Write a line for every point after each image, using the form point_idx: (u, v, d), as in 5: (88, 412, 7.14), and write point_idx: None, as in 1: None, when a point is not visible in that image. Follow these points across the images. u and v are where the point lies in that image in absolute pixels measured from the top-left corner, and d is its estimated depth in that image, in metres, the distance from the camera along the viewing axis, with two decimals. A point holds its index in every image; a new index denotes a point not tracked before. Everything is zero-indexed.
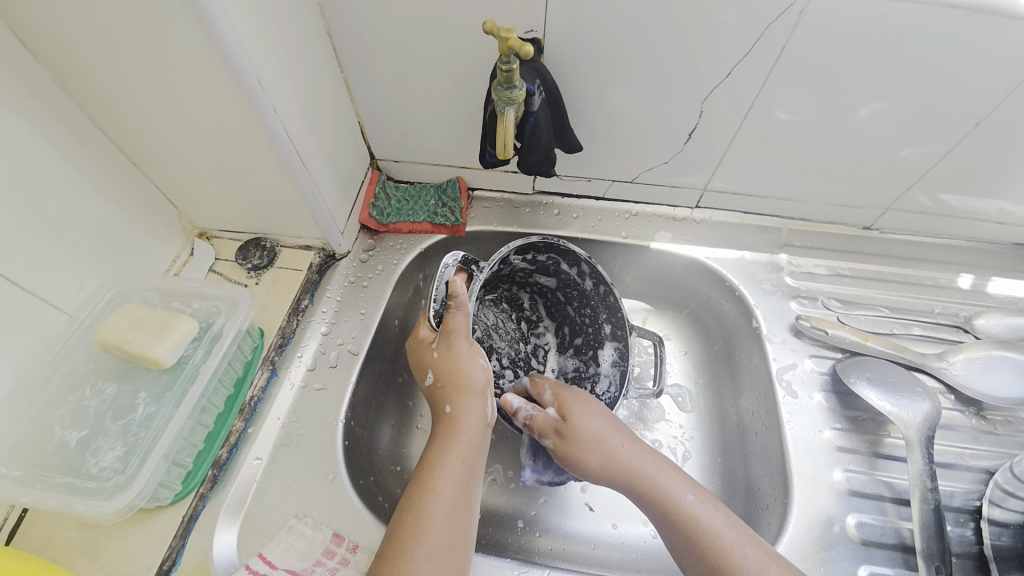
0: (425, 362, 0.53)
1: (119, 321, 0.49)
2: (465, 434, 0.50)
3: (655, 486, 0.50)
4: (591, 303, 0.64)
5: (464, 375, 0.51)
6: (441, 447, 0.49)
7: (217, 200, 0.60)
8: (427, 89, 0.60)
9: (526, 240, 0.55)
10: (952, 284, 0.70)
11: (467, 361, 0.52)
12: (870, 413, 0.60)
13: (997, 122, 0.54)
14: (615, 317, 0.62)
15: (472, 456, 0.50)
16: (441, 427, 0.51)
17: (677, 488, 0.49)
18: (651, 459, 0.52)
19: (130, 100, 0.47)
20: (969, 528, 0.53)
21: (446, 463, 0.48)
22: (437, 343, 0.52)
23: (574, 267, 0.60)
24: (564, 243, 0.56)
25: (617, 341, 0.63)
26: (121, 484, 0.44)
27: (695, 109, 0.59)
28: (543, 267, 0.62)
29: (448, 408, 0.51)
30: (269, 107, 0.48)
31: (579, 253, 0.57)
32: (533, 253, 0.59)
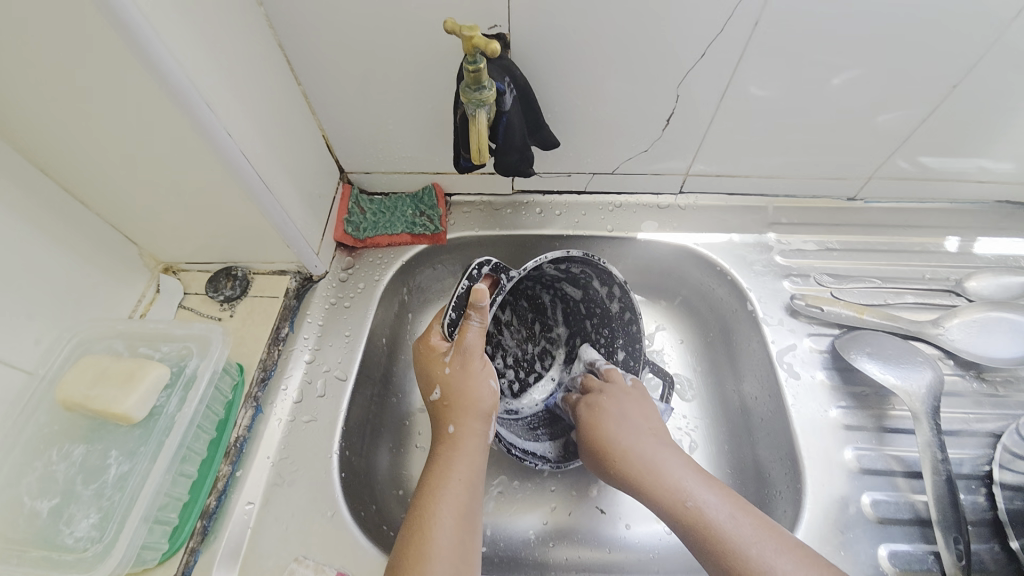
0: (431, 378, 0.51)
1: (81, 376, 0.46)
2: (471, 454, 0.48)
3: (660, 491, 0.47)
4: (610, 324, 0.63)
5: (475, 397, 0.50)
6: (442, 468, 0.47)
7: (178, 233, 0.56)
8: (392, 95, 0.57)
9: (565, 253, 0.52)
10: (939, 248, 0.70)
11: (474, 380, 0.50)
12: (872, 387, 0.60)
13: (973, 82, 0.54)
14: (632, 346, 0.62)
15: (474, 477, 0.47)
16: (442, 449, 0.49)
17: (681, 490, 0.47)
18: (653, 463, 0.49)
19: (66, 135, 0.43)
20: (980, 494, 0.53)
21: (447, 487, 0.45)
22: (450, 358, 0.50)
23: (605, 286, 0.58)
24: (602, 262, 0.54)
25: (627, 371, 0.63)
26: (100, 552, 0.41)
27: (671, 94, 0.57)
28: (573, 276, 0.59)
29: (451, 429, 0.49)
30: (221, 130, 0.44)
31: (615, 273, 0.56)
32: (566, 265, 0.56)
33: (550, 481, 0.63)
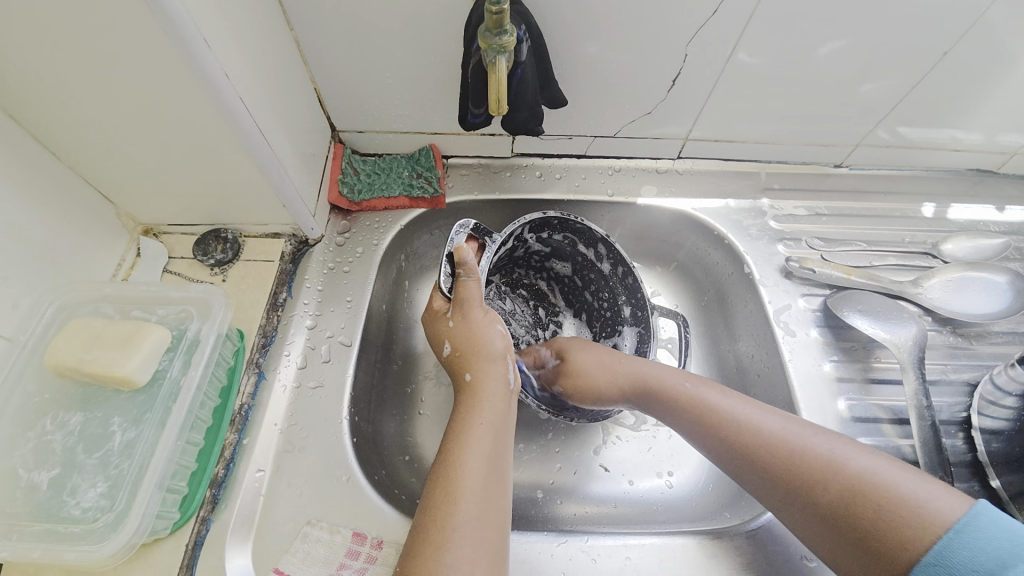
0: (440, 332, 0.52)
1: (72, 340, 0.43)
2: (492, 398, 0.47)
3: (662, 379, 0.52)
4: (609, 284, 0.63)
5: (482, 342, 0.50)
6: (463, 415, 0.46)
7: (164, 190, 0.53)
8: (390, 46, 0.54)
9: (542, 214, 0.56)
10: (917, 213, 0.74)
11: (483, 328, 0.50)
12: (861, 342, 0.63)
13: (964, 51, 0.55)
14: (635, 298, 0.61)
15: (499, 422, 0.46)
16: (463, 396, 0.48)
17: (674, 380, 0.51)
18: (651, 362, 0.54)
19: (37, 73, 0.39)
20: (959, 438, 0.58)
21: (471, 432, 0.44)
22: (452, 313, 0.51)
23: (591, 247, 0.61)
24: (580, 220, 0.57)
25: (638, 324, 0.61)
26: (112, 523, 0.39)
27: (679, 53, 0.56)
28: (562, 247, 0.63)
29: (468, 376, 0.49)
30: (219, 71, 0.41)
31: (598, 232, 0.58)
32: (548, 232, 0.61)
33: (554, 442, 0.65)
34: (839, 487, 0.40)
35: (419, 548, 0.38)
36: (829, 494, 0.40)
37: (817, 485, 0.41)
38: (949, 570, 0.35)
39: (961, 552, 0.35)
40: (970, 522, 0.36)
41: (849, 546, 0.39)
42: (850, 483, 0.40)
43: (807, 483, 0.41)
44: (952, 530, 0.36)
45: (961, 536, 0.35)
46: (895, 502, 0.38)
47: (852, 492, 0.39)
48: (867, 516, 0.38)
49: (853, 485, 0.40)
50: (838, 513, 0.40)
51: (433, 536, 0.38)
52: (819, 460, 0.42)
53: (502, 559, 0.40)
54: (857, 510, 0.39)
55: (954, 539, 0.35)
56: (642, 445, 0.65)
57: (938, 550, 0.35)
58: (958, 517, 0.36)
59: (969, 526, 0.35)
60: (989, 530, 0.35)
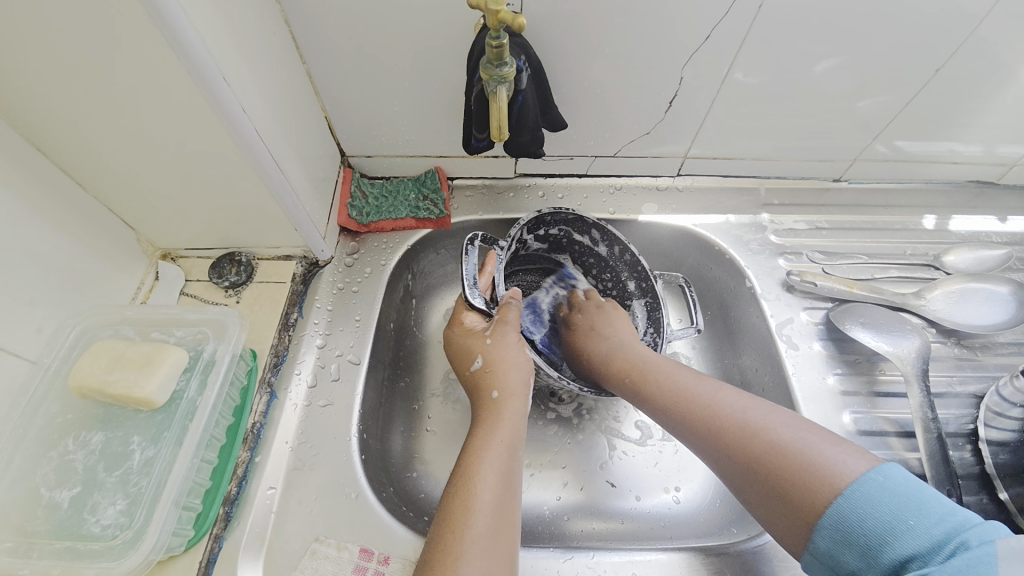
0: (474, 346, 0.53)
1: (95, 362, 0.45)
2: (516, 420, 0.49)
3: (618, 359, 0.55)
4: (611, 265, 0.65)
5: (513, 365, 0.52)
6: (485, 431, 0.48)
7: (182, 217, 0.55)
8: (398, 76, 0.57)
9: (536, 210, 0.58)
10: (918, 225, 0.74)
11: (509, 350, 0.52)
12: (865, 354, 0.64)
13: (954, 68, 0.57)
14: (636, 270, 0.63)
15: (517, 443, 0.47)
16: (486, 412, 0.49)
17: (630, 359, 0.55)
18: (618, 343, 0.57)
19: (69, 111, 0.42)
20: (966, 451, 0.57)
21: (490, 448, 0.46)
22: (491, 330, 0.53)
23: (586, 235, 0.63)
24: (575, 209, 0.59)
25: (643, 296, 0.64)
26: (130, 540, 0.40)
27: (675, 76, 0.58)
28: (561, 245, 0.65)
29: (495, 394, 0.50)
30: (236, 106, 0.43)
31: (592, 218, 0.60)
32: (545, 229, 0.62)
33: (560, 458, 0.65)
34: (755, 449, 0.42)
35: (437, 559, 0.39)
36: (749, 455, 0.42)
37: (738, 447, 0.43)
38: (842, 533, 0.35)
39: (853, 518, 0.35)
40: (868, 488, 0.35)
41: (766, 506, 0.40)
42: (764, 446, 0.41)
43: (729, 446, 0.43)
44: (844, 495, 0.36)
45: (850, 501, 0.35)
46: (803, 463, 0.39)
47: (768, 453, 0.41)
48: (778, 476, 0.39)
49: (763, 448, 0.41)
50: (750, 475, 0.41)
51: (450, 548, 0.39)
52: (743, 425, 0.43)
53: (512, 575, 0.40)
54: (770, 470, 0.40)
55: (843, 504, 0.36)
56: (648, 459, 0.65)
57: (837, 513, 0.36)
58: (849, 483, 0.36)
59: (862, 491, 0.35)
60: (880, 496, 0.35)
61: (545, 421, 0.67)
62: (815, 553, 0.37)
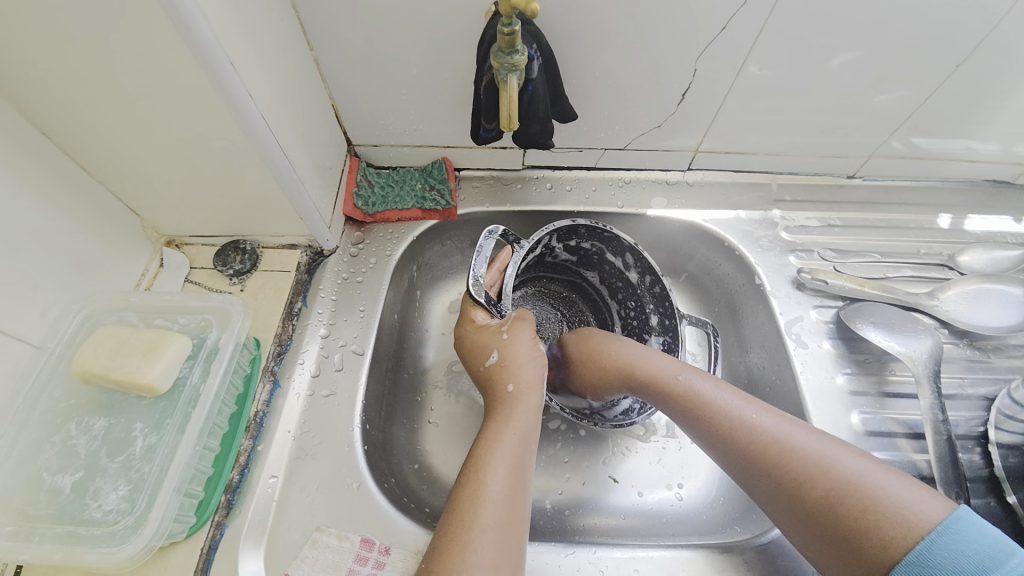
0: (488, 341, 0.53)
1: (98, 347, 0.45)
2: (530, 414, 0.48)
3: (654, 372, 0.52)
4: (637, 294, 0.64)
5: (526, 360, 0.51)
6: (500, 422, 0.47)
7: (187, 203, 0.55)
8: (406, 64, 0.56)
9: (570, 221, 0.57)
10: (932, 224, 0.73)
11: (525, 346, 0.52)
12: (875, 355, 0.63)
13: (975, 64, 0.55)
14: (663, 307, 0.61)
15: (530, 436, 0.47)
16: (501, 406, 0.49)
17: (669, 374, 0.52)
18: (652, 356, 0.54)
19: (73, 94, 0.41)
20: (976, 453, 0.57)
21: (503, 439, 0.45)
22: (507, 326, 0.53)
23: (619, 256, 0.62)
24: (609, 229, 0.57)
25: (665, 333, 0.62)
26: (132, 526, 0.40)
27: (689, 68, 0.57)
28: (589, 257, 0.64)
29: (511, 387, 0.50)
30: (242, 91, 0.43)
31: (626, 240, 0.58)
32: (576, 240, 0.62)
33: (563, 452, 0.65)
34: (825, 488, 0.40)
35: (446, 545, 0.38)
36: (815, 494, 0.40)
37: (802, 485, 0.41)
38: (929, 571, 0.34)
39: (942, 555, 0.34)
40: (953, 526, 0.35)
41: (833, 547, 0.39)
42: (834, 485, 0.40)
43: (793, 483, 0.41)
44: (934, 532, 0.35)
45: (942, 538, 0.34)
46: (881, 506, 0.37)
47: (839, 494, 0.39)
48: (851, 518, 0.38)
49: (836, 484, 0.40)
50: (821, 514, 0.40)
51: (461, 536, 0.39)
52: (806, 461, 0.42)
53: (519, 566, 0.39)
54: (842, 512, 0.38)
55: (936, 541, 0.34)
56: (652, 456, 0.65)
57: (923, 552, 0.34)
58: (942, 520, 0.35)
59: (952, 528, 0.35)
60: (970, 535, 0.34)
61: (549, 416, 0.66)
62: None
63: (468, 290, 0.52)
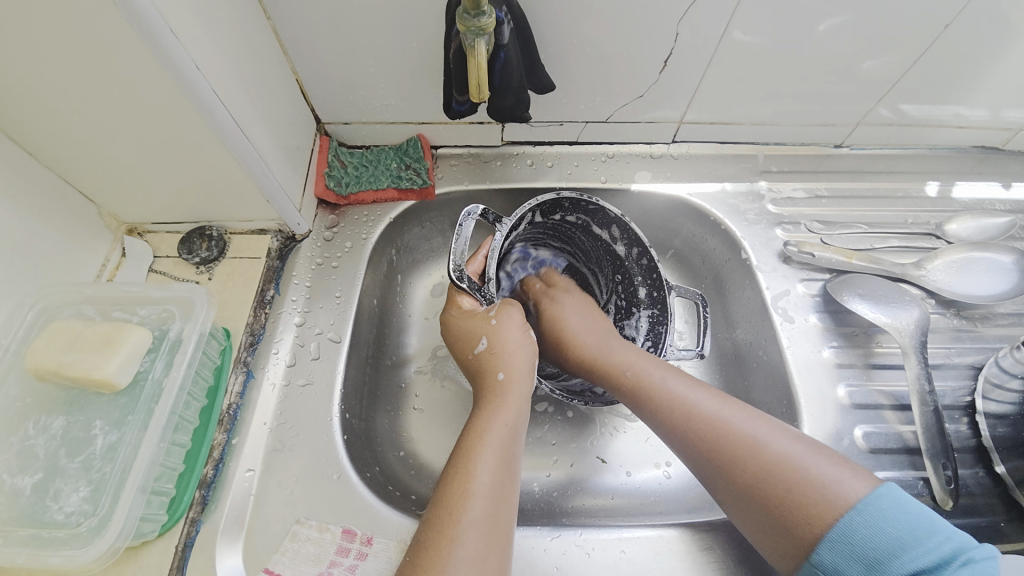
0: (478, 328, 0.51)
1: (51, 343, 0.43)
2: (520, 404, 0.47)
3: (605, 357, 0.52)
4: (624, 266, 0.62)
5: (517, 348, 0.50)
6: (489, 412, 0.46)
7: (146, 190, 0.52)
8: (371, 34, 0.52)
9: (555, 193, 0.54)
10: (920, 193, 0.71)
11: (515, 333, 0.51)
12: (862, 327, 0.62)
13: (964, 24, 0.53)
14: (650, 278, 0.59)
15: (519, 426, 0.46)
16: (490, 395, 0.48)
17: (617, 358, 0.51)
18: (606, 339, 0.54)
19: (7, 74, 0.38)
20: (963, 423, 0.57)
21: (493, 430, 0.44)
22: (495, 311, 0.52)
23: (605, 229, 0.60)
24: (593, 200, 0.55)
25: (653, 307, 0.60)
26: (95, 527, 0.39)
27: (671, 32, 0.54)
28: (576, 229, 0.62)
29: (501, 375, 0.49)
30: (188, 62, 0.39)
31: (614, 213, 0.56)
32: (559, 214, 0.59)
33: (550, 434, 0.64)
34: (756, 468, 0.40)
35: (433, 540, 0.37)
36: (747, 474, 0.41)
37: (736, 464, 0.41)
38: (852, 545, 0.36)
39: (863, 531, 0.36)
40: (874, 503, 0.36)
41: (758, 521, 0.40)
42: (765, 465, 0.40)
43: (725, 458, 0.42)
44: (853, 509, 0.37)
45: (863, 515, 0.36)
46: (807, 485, 0.38)
47: (769, 474, 0.40)
48: (779, 497, 0.39)
49: (767, 464, 0.40)
50: (749, 491, 0.40)
51: (447, 529, 0.38)
52: (740, 441, 0.42)
53: (508, 559, 0.38)
54: (771, 491, 0.39)
55: (857, 517, 0.36)
56: (640, 435, 0.64)
57: (842, 529, 0.36)
58: (863, 498, 0.37)
59: (872, 506, 0.36)
60: (891, 513, 0.36)
61: (535, 399, 0.66)
62: (814, 564, 0.37)
63: (451, 273, 0.49)
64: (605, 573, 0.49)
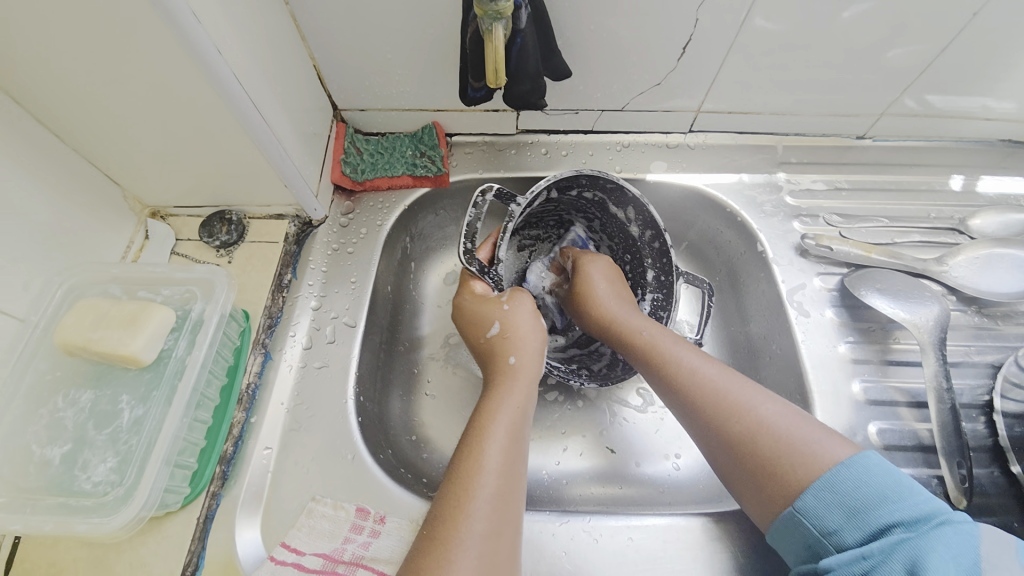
0: (490, 314, 0.52)
1: (79, 320, 0.44)
2: (530, 387, 0.48)
3: (621, 325, 0.54)
4: (635, 248, 0.62)
5: (529, 334, 0.51)
6: (500, 393, 0.46)
7: (168, 172, 0.53)
8: (389, 20, 0.52)
9: (575, 171, 0.53)
10: (944, 187, 0.70)
11: (526, 319, 0.51)
12: (879, 323, 0.61)
13: (996, 12, 0.51)
14: (661, 262, 0.59)
15: (528, 409, 0.46)
16: (502, 377, 0.48)
17: (635, 327, 0.53)
18: (632, 312, 0.55)
19: (39, 57, 0.39)
20: (980, 423, 0.56)
21: (504, 409, 0.45)
22: (507, 298, 0.52)
23: (621, 209, 0.58)
24: (612, 178, 0.54)
25: (660, 291, 0.61)
26: (121, 496, 0.41)
27: (692, 18, 0.53)
28: (590, 206, 0.61)
29: (512, 359, 0.49)
30: (211, 47, 0.40)
31: (631, 192, 0.55)
32: (575, 190, 0.58)
33: (561, 423, 0.64)
34: (746, 427, 0.41)
35: (449, 515, 0.38)
36: (737, 431, 0.42)
37: (726, 421, 0.42)
38: (835, 496, 0.36)
39: (848, 484, 0.36)
40: (860, 462, 0.36)
41: (744, 474, 0.41)
42: (756, 425, 0.41)
43: (717, 416, 0.43)
44: (841, 464, 0.36)
45: (848, 470, 0.36)
46: (793, 442, 0.39)
47: (759, 432, 0.41)
48: (765, 451, 0.40)
49: (757, 426, 0.41)
50: (738, 447, 0.41)
51: (460, 504, 0.38)
52: (735, 402, 0.43)
53: (517, 538, 0.39)
54: (757, 447, 0.40)
55: (842, 471, 0.36)
56: (649, 425, 0.64)
57: (828, 479, 0.36)
58: (848, 458, 0.37)
59: (858, 463, 0.36)
60: (879, 469, 0.36)
61: (546, 388, 0.66)
62: (796, 513, 0.37)
63: (461, 252, 0.48)
64: (612, 560, 0.50)
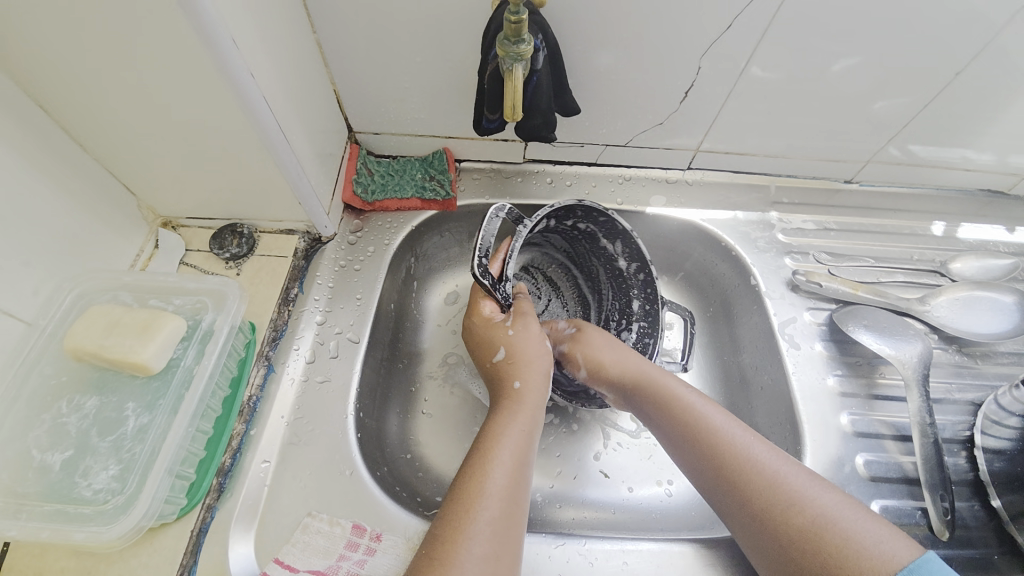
0: (496, 337, 0.53)
1: (90, 327, 0.45)
2: (536, 412, 0.49)
3: (649, 386, 0.51)
4: (625, 281, 0.63)
5: (533, 357, 0.52)
6: (507, 418, 0.47)
7: (187, 184, 0.54)
8: (409, 52, 0.55)
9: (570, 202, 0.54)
10: (926, 231, 0.73)
11: (530, 343, 0.53)
12: (866, 358, 0.64)
13: (969, 74, 0.56)
14: (646, 291, 0.61)
15: (532, 433, 0.47)
16: (508, 401, 0.49)
17: (668, 389, 0.50)
18: (659, 371, 0.52)
19: (78, 71, 0.41)
20: (961, 457, 0.58)
21: (508, 433, 0.46)
22: (512, 321, 0.53)
23: (615, 242, 0.60)
24: (610, 212, 0.56)
25: (646, 319, 0.62)
26: (121, 505, 0.40)
27: (693, 65, 0.56)
28: (583, 237, 0.62)
29: (518, 384, 0.50)
30: (244, 71, 0.42)
31: (622, 226, 0.57)
32: (569, 219, 0.59)
33: (554, 446, 0.65)
34: (805, 519, 0.38)
35: (450, 535, 0.38)
36: (793, 524, 0.38)
37: (784, 511, 0.39)
38: None
39: None
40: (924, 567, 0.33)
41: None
42: (812, 517, 0.38)
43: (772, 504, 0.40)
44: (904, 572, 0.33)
45: None
46: (852, 542, 0.36)
47: (822, 526, 0.37)
48: (829, 548, 0.36)
49: (816, 518, 0.38)
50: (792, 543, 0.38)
51: (462, 525, 0.39)
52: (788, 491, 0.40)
53: (517, 560, 0.39)
54: (818, 544, 0.37)
55: None
56: (643, 452, 0.65)
57: None
58: (914, 562, 0.33)
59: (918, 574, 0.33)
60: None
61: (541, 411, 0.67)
62: None
63: (473, 268, 0.48)
64: None
